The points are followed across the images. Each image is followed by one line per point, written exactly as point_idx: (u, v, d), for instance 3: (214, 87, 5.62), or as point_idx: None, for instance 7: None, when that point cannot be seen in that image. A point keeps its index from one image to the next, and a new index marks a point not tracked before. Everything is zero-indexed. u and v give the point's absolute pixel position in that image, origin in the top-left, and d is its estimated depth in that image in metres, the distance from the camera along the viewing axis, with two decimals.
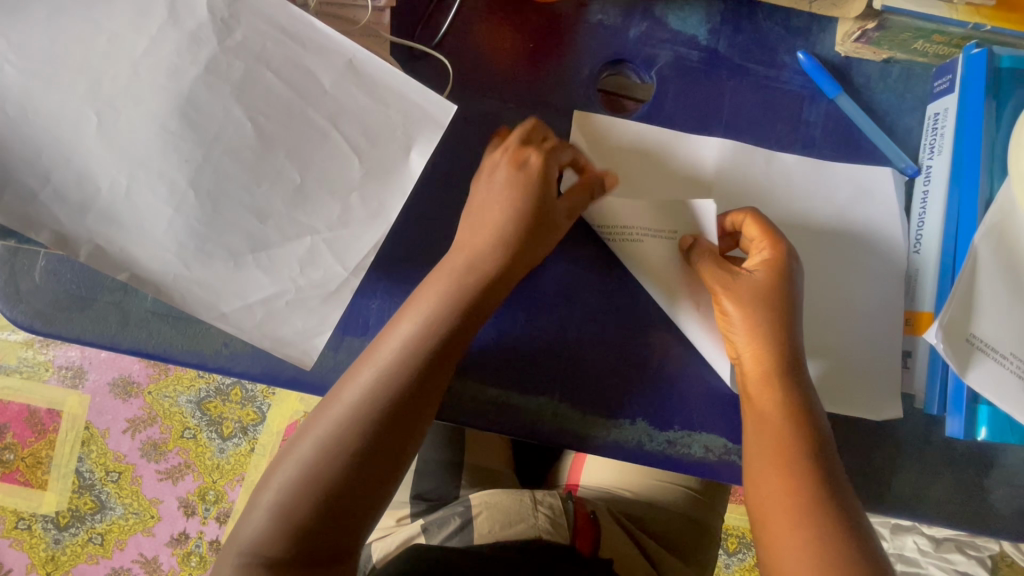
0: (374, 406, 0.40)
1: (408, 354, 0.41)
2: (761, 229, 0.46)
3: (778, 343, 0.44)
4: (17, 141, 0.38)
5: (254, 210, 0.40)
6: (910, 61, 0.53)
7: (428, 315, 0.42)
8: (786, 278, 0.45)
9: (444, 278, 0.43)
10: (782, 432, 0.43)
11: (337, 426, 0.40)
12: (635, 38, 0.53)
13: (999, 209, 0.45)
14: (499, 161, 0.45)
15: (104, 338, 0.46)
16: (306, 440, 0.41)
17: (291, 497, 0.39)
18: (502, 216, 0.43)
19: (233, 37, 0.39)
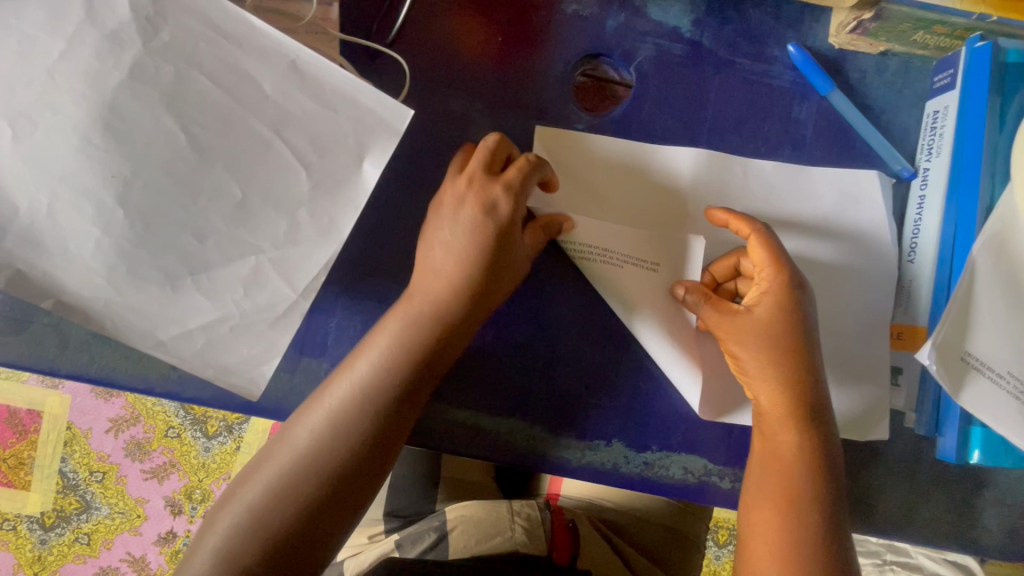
0: (330, 451, 0.38)
1: (365, 399, 0.39)
2: (768, 257, 0.42)
3: (795, 383, 0.42)
4: None
5: (191, 229, 0.37)
6: (909, 53, 0.50)
7: (385, 358, 0.40)
8: (792, 316, 0.42)
9: (397, 319, 0.40)
10: (796, 477, 0.41)
11: (289, 471, 0.38)
12: (614, 30, 0.49)
13: (1001, 217, 0.42)
14: (466, 196, 0.40)
15: (42, 363, 0.43)
16: (253, 483, 0.38)
17: (234, 547, 0.36)
18: (483, 241, 0.40)
19: (160, 38, 0.35)
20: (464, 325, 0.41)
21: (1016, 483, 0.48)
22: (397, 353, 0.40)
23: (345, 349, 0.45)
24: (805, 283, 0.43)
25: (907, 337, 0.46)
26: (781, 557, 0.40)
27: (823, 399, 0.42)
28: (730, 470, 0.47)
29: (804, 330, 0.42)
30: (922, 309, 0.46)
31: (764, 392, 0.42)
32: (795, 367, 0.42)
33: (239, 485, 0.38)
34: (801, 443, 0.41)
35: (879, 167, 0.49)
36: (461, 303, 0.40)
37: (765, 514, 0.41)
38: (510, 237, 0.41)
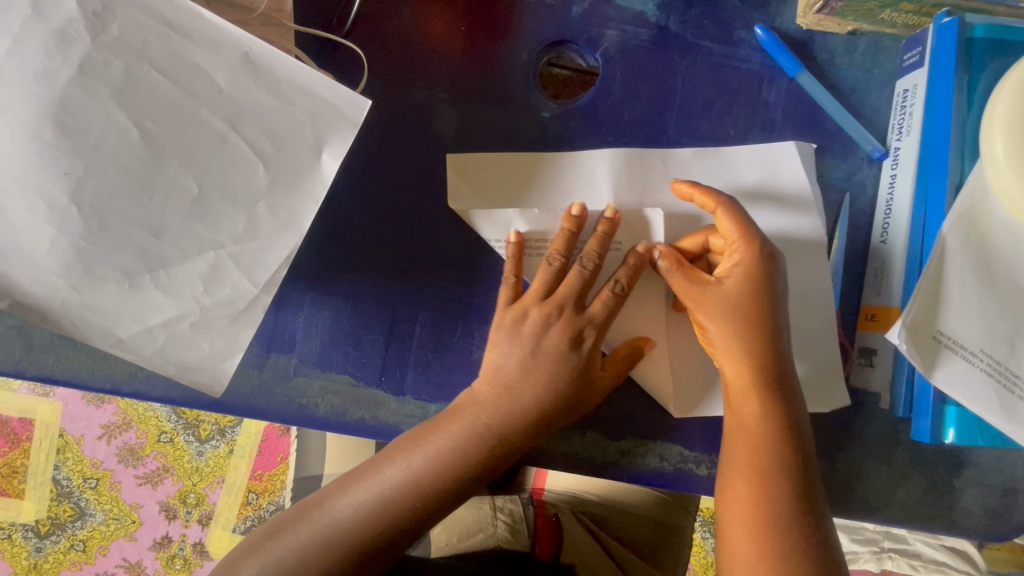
0: (384, 500, 0.40)
1: (414, 495, 0.40)
2: (733, 227, 0.42)
3: (751, 357, 0.41)
4: None
5: (147, 225, 0.37)
6: (878, 32, 0.49)
7: (427, 469, 0.41)
8: (758, 284, 0.41)
9: (468, 422, 0.41)
10: (765, 449, 0.41)
11: (341, 516, 0.40)
12: (579, 16, 0.48)
13: (970, 196, 0.42)
14: (530, 313, 0.42)
15: (9, 364, 0.43)
16: (311, 519, 0.40)
17: None
18: (524, 388, 0.41)
19: (109, 32, 0.35)
20: (506, 369, 0.42)
21: (997, 462, 0.48)
22: (441, 468, 0.40)
23: (314, 345, 0.45)
24: (776, 255, 0.42)
25: (880, 318, 0.46)
26: (752, 540, 0.40)
27: (788, 369, 0.42)
28: (707, 456, 0.47)
29: (768, 301, 0.41)
30: (891, 288, 0.45)
31: (728, 365, 0.42)
32: (755, 339, 0.41)
33: (289, 524, 0.40)
34: (765, 412, 0.41)
35: (851, 148, 0.49)
36: (525, 414, 0.41)
37: (740, 489, 0.41)
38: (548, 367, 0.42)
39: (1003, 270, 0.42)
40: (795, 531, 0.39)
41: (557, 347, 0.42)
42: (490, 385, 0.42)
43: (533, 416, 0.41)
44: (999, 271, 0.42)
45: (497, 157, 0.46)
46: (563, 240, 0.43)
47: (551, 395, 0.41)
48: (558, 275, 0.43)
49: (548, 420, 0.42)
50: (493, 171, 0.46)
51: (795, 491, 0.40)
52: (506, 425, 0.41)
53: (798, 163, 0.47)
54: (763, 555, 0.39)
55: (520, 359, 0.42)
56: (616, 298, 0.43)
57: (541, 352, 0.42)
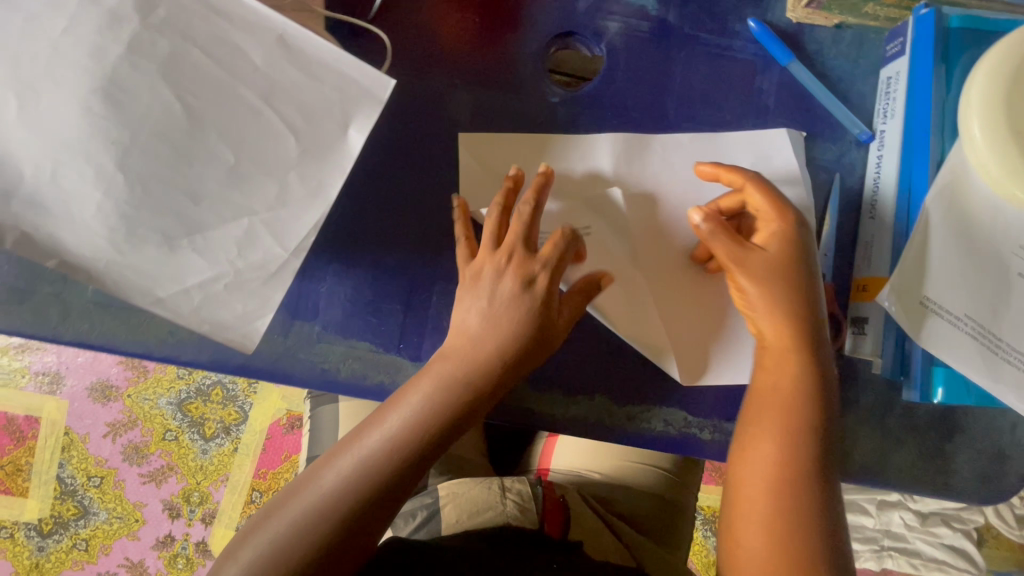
0: (366, 465, 0.41)
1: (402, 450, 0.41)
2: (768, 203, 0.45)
3: (794, 318, 0.44)
4: None
5: (186, 191, 0.39)
6: (862, 25, 0.53)
7: (410, 426, 0.41)
8: (796, 249, 0.44)
9: (435, 380, 0.42)
10: (795, 407, 0.43)
11: (342, 478, 0.40)
12: (584, 10, 0.52)
13: (951, 171, 0.45)
14: (483, 266, 0.44)
15: (45, 330, 0.45)
16: (298, 497, 0.40)
17: (282, 542, 0.39)
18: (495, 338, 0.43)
19: (157, 14, 0.38)
20: (468, 332, 0.43)
21: (986, 429, 0.50)
22: (414, 426, 0.41)
23: (336, 313, 0.47)
24: (803, 224, 0.45)
25: (870, 288, 0.48)
26: (772, 494, 0.41)
27: (822, 332, 0.45)
28: (709, 421, 0.49)
29: (801, 262, 0.44)
30: (879, 261, 0.48)
31: (767, 326, 0.45)
32: (793, 300, 0.44)
33: (279, 505, 0.40)
34: (799, 373, 0.43)
35: (840, 132, 0.52)
36: (486, 370, 0.42)
37: (763, 445, 0.43)
38: (507, 309, 0.43)
39: (985, 240, 0.45)
40: (815, 485, 0.41)
41: (510, 288, 0.43)
42: (455, 348, 0.43)
43: (498, 371, 0.43)
44: (982, 241, 0.45)
45: (511, 139, 0.50)
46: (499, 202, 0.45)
47: (510, 349, 0.43)
48: (499, 235, 0.45)
49: (512, 373, 0.43)
50: (506, 152, 0.49)
51: (818, 449, 0.42)
52: (476, 377, 0.42)
53: (788, 150, 0.51)
54: (778, 508, 0.41)
55: (481, 319, 0.43)
56: (563, 239, 0.44)
57: (496, 294, 0.43)
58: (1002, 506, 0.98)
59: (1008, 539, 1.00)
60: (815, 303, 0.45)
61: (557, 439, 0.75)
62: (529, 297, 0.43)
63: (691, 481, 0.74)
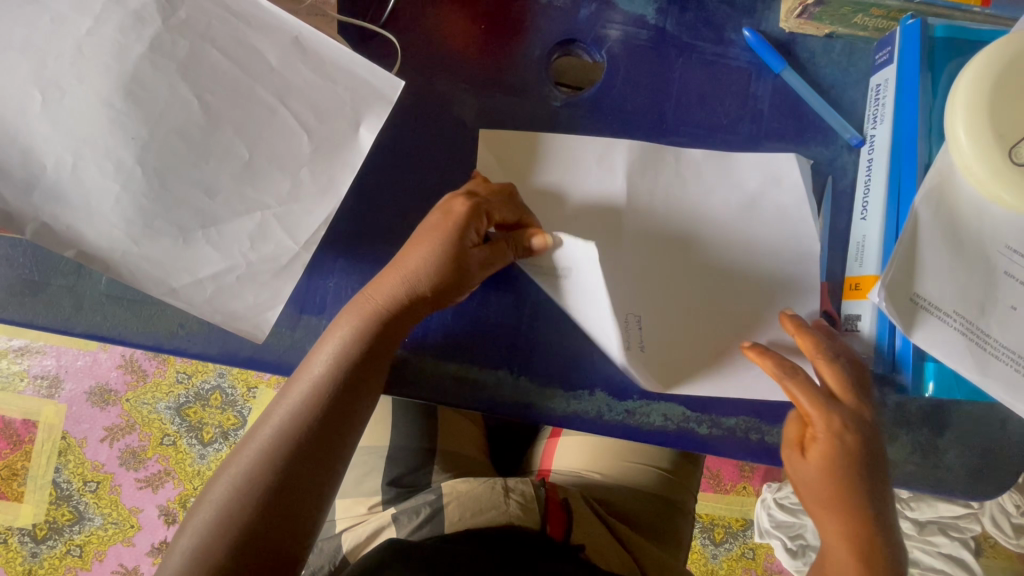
0: (299, 409, 0.42)
1: (320, 406, 0.42)
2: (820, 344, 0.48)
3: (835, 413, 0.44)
4: None
5: (202, 185, 0.41)
6: (852, 35, 0.55)
7: (330, 381, 0.43)
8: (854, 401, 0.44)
9: (347, 322, 0.44)
10: (842, 493, 0.43)
11: (273, 440, 0.42)
12: (586, 18, 0.54)
13: (938, 172, 0.47)
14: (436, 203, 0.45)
15: (58, 322, 0.46)
16: (241, 455, 0.42)
17: (233, 507, 0.40)
18: (408, 291, 0.43)
19: (178, 16, 0.40)
20: (377, 279, 0.44)
21: (977, 426, 0.51)
22: (331, 367, 0.43)
23: (343, 307, 0.48)
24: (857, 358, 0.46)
25: (862, 286, 0.50)
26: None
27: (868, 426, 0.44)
28: (707, 416, 0.50)
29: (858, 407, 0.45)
30: (871, 261, 0.50)
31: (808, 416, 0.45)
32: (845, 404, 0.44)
33: (227, 465, 0.42)
34: (830, 462, 0.43)
35: (831, 136, 0.54)
36: (393, 306, 0.43)
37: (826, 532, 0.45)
38: (434, 248, 0.43)
39: (972, 240, 0.47)
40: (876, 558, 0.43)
41: (434, 225, 0.44)
42: (370, 291, 0.44)
43: (415, 305, 0.44)
44: (969, 240, 0.47)
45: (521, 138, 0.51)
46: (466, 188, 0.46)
47: (409, 287, 0.43)
48: (449, 204, 0.44)
49: (429, 305, 0.44)
50: (518, 151, 0.50)
51: (873, 522, 0.43)
52: (383, 337, 0.44)
53: (799, 173, 0.52)
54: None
55: (392, 269, 0.44)
56: (503, 198, 0.45)
57: (425, 229, 0.44)
58: (998, 515, 0.98)
59: (1005, 548, 1.01)
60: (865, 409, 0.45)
61: (557, 439, 0.75)
62: (449, 240, 0.43)
63: (690, 480, 0.75)
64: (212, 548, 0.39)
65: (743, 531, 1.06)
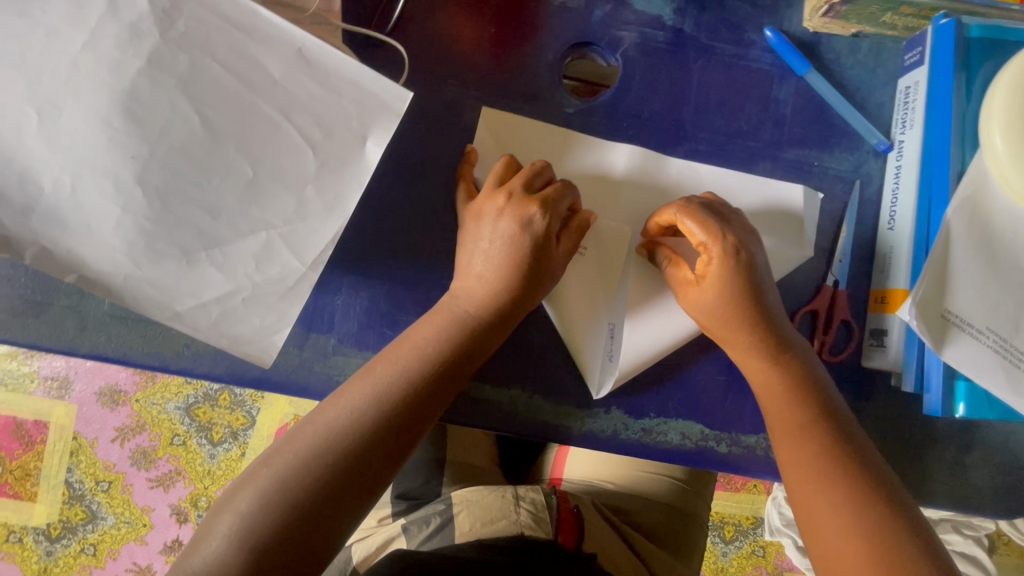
0: (366, 410, 0.39)
1: (393, 409, 0.40)
2: (699, 229, 0.43)
3: (727, 297, 0.43)
4: None
5: (205, 206, 0.39)
6: (880, 35, 0.52)
7: (405, 386, 0.41)
8: (741, 266, 0.43)
9: (441, 320, 0.43)
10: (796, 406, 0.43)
11: (336, 439, 0.38)
12: (600, 19, 0.52)
13: (972, 182, 0.45)
14: (504, 206, 0.43)
15: (61, 343, 0.45)
16: (294, 449, 0.38)
17: (269, 516, 0.36)
18: (497, 291, 0.43)
19: (176, 28, 0.38)
20: (465, 271, 0.44)
21: (1004, 442, 0.50)
22: (421, 363, 0.41)
23: (351, 325, 0.47)
24: (742, 246, 0.43)
25: (890, 300, 0.48)
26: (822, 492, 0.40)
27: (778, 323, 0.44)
28: (726, 434, 0.49)
29: (749, 282, 0.43)
30: (898, 274, 0.48)
31: (704, 305, 0.44)
32: (750, 309, 0.43)
33: (273, 456, 0.39)
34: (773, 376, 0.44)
35: (857, 142, 0.52)
36: (485, 309, 0.43)
37: (784, 445, 0.43)
38: (537, 251, 0.43)
39: (1005, 252, 0.45)
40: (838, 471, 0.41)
41: (527, 221, 0.42)
42: (460, 290, 0.43)
43: (510, 300, 0.43)
44: (1002, 252, 0.45)
45: (527, 123, 0.49)
46: (521, 181, 0.43)
47: (504, 289, 0.43)
48: (521, 203, 0.43)
49: (522, 302, 0.43)
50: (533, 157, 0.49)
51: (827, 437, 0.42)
52: (467, 345, 0.42)
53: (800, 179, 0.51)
54: (837, 508, 0.40)
55: (481, 260, 0.43)
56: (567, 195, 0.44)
57: (518, 224, 0.42)
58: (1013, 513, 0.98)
59: (1018, 546, 1.00)
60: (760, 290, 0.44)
61: (568, 449, 0.74)
62: (540, 242, 0.43)
63: (704, 489, 0.74)
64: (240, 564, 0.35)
65: (753, 529, 1.05)
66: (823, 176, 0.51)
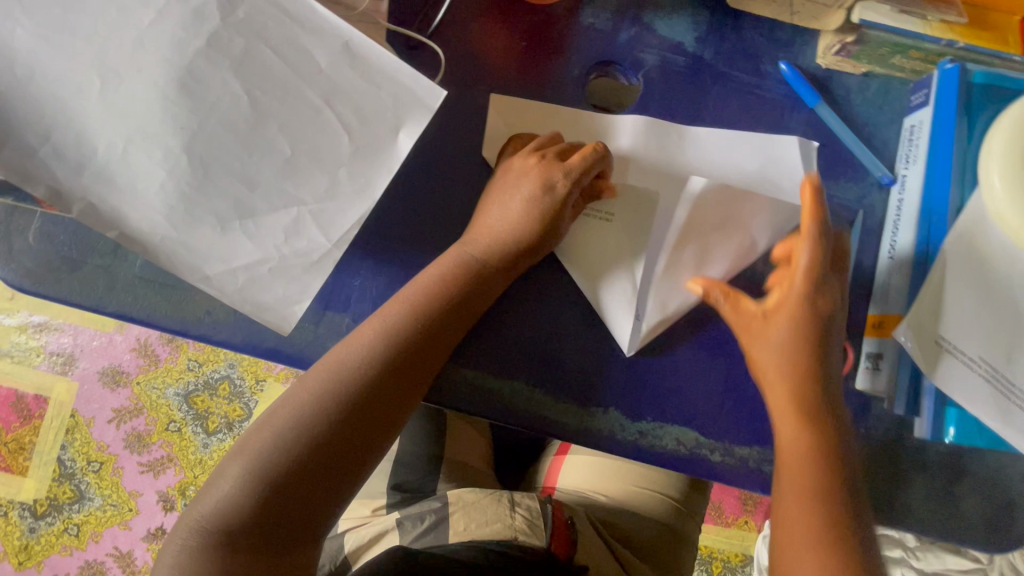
0: (376, 349, 0.42)
1: (407, 351, 0.42)
2: (809, 261, 0.45)
3: (800, 399, 0.45)
4: (21, 102, 0.39)
5: (243, 178, 0.42)
6: (888, 75, 0.55)
7: (415, 326, 0.43)
8: (816, 299, 0.46)
9: (445, 264, 0.45)
10: (817, 484, 0.44)
11: (350, 381, 0.41)
12: (625, 42, 0.55)
13: (969, 218, 0.47)
14: (530, 170, 0.46)
15: (90, 301, 0.47)
16: (306, 388, 0.41)
17: (280, 453, 0.39)
18: (517, 230, 0.46)
19: (235, 15, 0.41)
20: (480, 223, 0.47)
21: (995, 475, 0.50)
22: (431, 303, 0.43)
23: (366, 306, 0.49)
24: (827, 282, 0.46)
25: (886, 325, 0.49)
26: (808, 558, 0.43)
27: (817, 416, 0.45)
28: (721, 444, 0.50)
29: (806, 415, 0.45)
30: (894, 300, 0.49)
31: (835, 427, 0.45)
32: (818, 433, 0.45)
33: (293, 394, 0.41)
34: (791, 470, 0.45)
35: (863, 174, 0.54)
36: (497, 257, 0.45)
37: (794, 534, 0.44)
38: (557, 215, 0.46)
39: (1000, 288, 0.47)
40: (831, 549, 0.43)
41: (543, 182, 0.46)
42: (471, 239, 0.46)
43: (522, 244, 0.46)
44: (998, 286, 0.47)
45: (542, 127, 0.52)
46: (554, 150, 0.47)
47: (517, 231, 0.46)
48: (549, 166, 0.46)
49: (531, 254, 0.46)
50: None
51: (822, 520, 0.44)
52: (473, 280, 0.45)
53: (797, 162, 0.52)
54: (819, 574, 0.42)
55: (496, 216, 0.46)
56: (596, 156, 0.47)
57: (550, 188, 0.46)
58: None
59: None
60: (821, 414, 0.45)
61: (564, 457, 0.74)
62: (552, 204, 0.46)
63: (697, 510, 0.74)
64: (267, 489, 0.38)
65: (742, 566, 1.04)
66: (828, 203, 0.53)
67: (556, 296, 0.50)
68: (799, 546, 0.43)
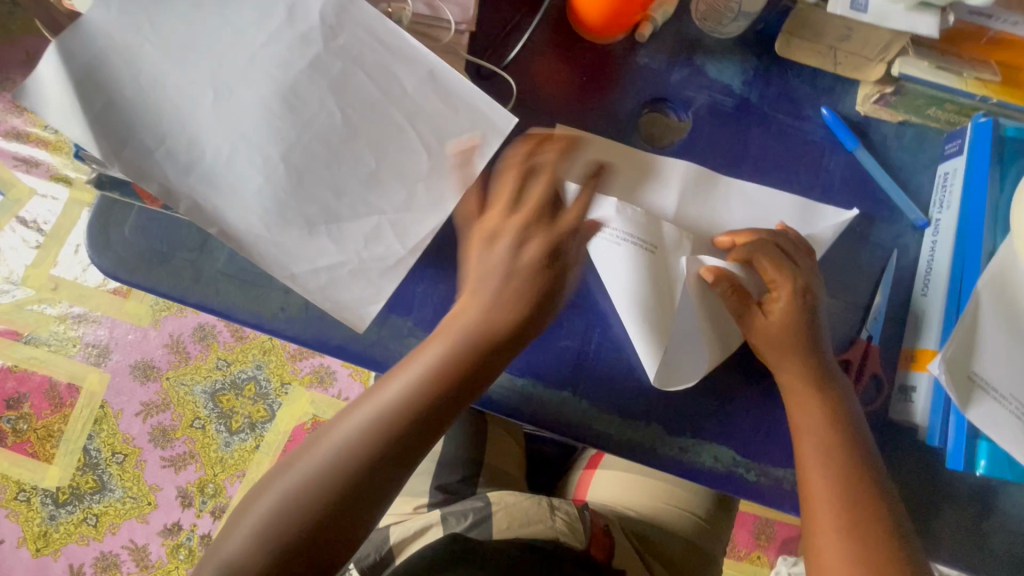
0: (467, 338, 0.45)
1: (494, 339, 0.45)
2: (773, 267, 0.50)
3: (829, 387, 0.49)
4: (144, 109, 0.44)
5: (332, 186, 0.46)
6: (923, 125, 0.59)
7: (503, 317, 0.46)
8: (802, 313, 0.50)
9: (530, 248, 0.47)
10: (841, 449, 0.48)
11: (443, 370, 0.44)
12: (676, 81, 0.59)
13: (1000, 261, 0.50)
14: (540, 164, 0.48)
15: (176, 291, 0.51)
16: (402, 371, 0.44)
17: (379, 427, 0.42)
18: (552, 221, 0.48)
19: (337, 41, 0.46)
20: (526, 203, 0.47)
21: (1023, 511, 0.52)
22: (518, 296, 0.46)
23: (428, 312, 0.52)
24: (810, 290, 0.50)
25: (918, 359, 0.52)
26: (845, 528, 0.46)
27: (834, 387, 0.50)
28: (755, 463, 0.52)
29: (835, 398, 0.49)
30: (927, 336, 0.52)
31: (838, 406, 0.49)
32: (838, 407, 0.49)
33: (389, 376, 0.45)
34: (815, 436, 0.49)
35: (898, 215, 0.57)
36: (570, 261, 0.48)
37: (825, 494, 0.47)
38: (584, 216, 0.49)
39: None
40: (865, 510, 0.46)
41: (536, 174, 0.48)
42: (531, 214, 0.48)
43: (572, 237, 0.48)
44: None
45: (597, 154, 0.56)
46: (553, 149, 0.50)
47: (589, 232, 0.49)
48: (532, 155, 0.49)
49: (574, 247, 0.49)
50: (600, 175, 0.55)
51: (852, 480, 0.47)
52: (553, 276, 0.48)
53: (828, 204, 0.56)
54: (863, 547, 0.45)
55: (537, 197, 0.47)
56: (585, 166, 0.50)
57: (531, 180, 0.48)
58: None
59: None
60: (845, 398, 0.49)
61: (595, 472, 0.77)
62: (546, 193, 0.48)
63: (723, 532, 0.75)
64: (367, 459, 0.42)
65: None
66: (865, 240, 0.56)
67: (604, 313, 0.53)
68: (830, 516, 0.46)
